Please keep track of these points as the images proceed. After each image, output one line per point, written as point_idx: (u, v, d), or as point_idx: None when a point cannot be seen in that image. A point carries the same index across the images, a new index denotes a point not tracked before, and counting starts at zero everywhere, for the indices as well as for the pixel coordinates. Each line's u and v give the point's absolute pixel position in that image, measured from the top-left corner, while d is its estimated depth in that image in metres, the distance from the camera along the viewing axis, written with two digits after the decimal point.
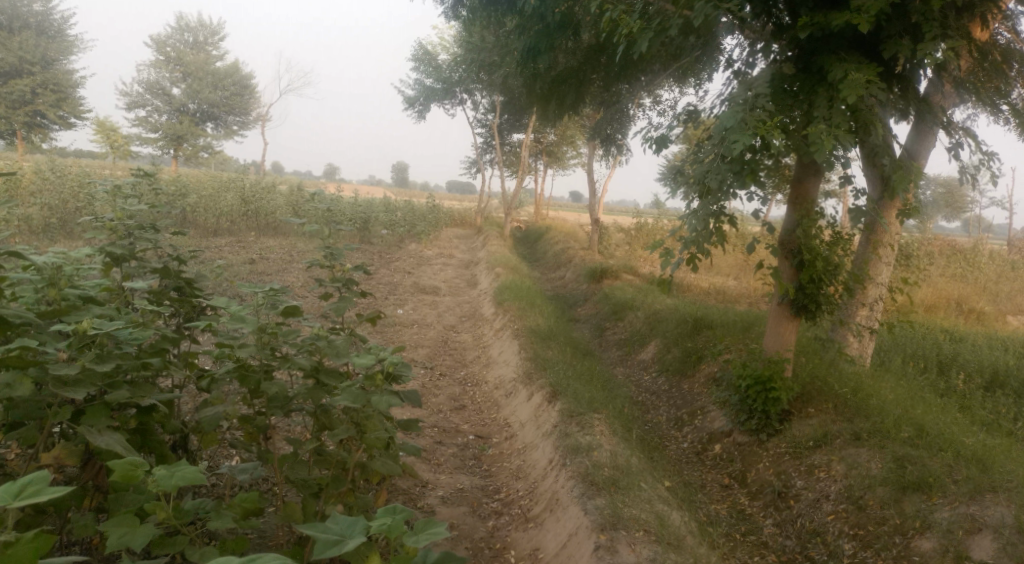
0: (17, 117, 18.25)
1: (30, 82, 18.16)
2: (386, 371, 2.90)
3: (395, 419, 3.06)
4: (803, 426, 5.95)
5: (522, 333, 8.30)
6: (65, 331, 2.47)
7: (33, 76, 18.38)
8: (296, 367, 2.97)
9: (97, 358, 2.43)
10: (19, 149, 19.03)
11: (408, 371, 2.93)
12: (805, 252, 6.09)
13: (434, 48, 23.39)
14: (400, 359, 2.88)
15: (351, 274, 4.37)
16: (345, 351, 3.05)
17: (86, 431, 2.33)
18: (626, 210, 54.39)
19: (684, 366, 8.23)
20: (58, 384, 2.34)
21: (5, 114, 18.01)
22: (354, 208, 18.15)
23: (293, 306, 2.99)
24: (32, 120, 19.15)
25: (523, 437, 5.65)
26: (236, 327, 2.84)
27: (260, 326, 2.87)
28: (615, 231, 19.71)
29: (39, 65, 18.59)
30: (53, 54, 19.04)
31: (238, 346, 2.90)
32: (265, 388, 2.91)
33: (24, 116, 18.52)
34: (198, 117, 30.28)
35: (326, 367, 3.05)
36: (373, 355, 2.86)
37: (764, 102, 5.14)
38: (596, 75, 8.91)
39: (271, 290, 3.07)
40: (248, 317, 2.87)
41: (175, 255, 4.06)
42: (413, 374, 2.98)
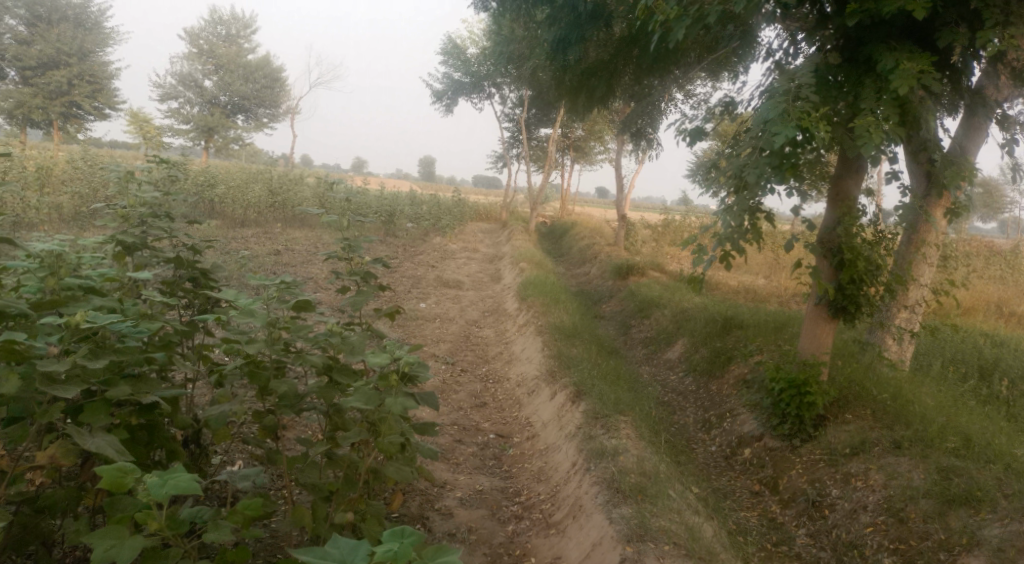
0: (53, 107, 18.92)
1: (67, 73, 18.66)
2: (401, 371, 2.74)
3: (411, 421, 2.90)
4: (839, 432, 5.69)
5: (546, 329, 8.11)
6: (57, 325, 2.35)
7: (70, 67, 18.91)
8: (309, 364, 2.82)
9: (88, 355, 2.30)
10: (55, 139, 19.68)
11: (425, 371, 2.77)
12: (845, 251, 5.82)
13: (463, 41, 23.22)
14: (416, 359, 2.72)
15: (370, 268, 4.21)
16: (361, 349, 2.90)
17: (77, 432, 2.21)
18: (651, 207, 53.77)
19: (713, 366, 7.97)
20: (45, 382, 2.21)
21: (43, 105, 18.72)
22: (379, 200, 18.10)
23: (305, 300, 2.84)
24: (69, 110, 19.84)
25: (545, 438, 5.47)
26: (246, 321, 2.70)
27: (270, 321, 2.72)
28: (641, 227, 19.41)
29: (75, 57, 19.08)
30: (90, 46, 19.74)
31: (249, 341, 2.76)
32: (274, 387, 2.76)
33: (60, 106, 19.18)
34: (228, 109, 30.55)
35: (341, 365, 2.90)
36: (388, 354, 2.69)
37: (808, 92, 4.88)
38: (627, 67, 8.63)
39: (283, 283, 2.92)
40: (257, 311, 2.73)
41: (191, 246, 3.96)
42: (431, 374, 2.81)
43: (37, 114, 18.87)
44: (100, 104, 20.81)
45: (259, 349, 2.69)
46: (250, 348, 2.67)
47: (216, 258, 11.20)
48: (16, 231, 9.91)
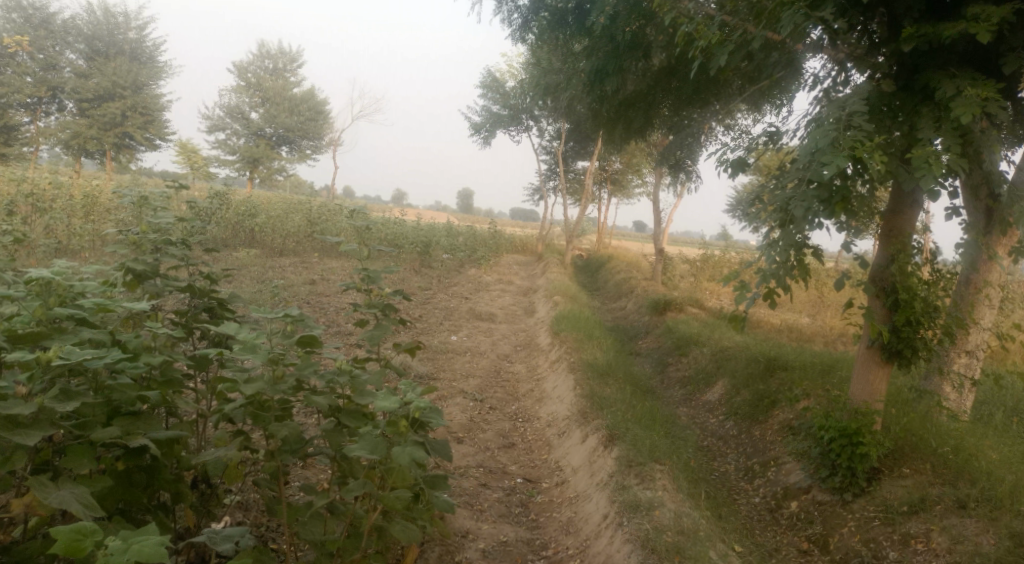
0: (107, 138, 19.75)
1: (120, 105, 19.76)
2: (412, 417, 2.49)
3: (423, 473, 2.63)
4: (895, 488, 5.25)
5: (578, 366, 7.80)
6: (28, 361, 2.26)
7: (124, 99, 20.01)
8: (314, 406, 2.59)
9: (57, 399, 2.20)
10: (107, 168, 20.58)
11: (437, 419, 2.51)
12: (900, 291, 5.43)
13: (502, 74, 23.36)
14: (429, 405, 2.47)
15: (391, 300, 4.00)
16: (372, 390, 2.66)
17: (40, 484, 2.09)
18: (688, 242, 53.05)
19: (756, 411, 7.54)
20: (8, 427, 2.12)
21: (97, 135, 19.67)
22: (416, 231, 18.11)
23: (312, 336, 2.64)
24: (121, 141, 20.77)
25: (576, 484, 5.16)
26: (246, 357, 2.50)
27: (272, 357, 2.52)
28: (679, 262, 19.02)
29: (130, 89, 20.18)
30: (144, 79, 20.93)
31: (248, 380, 2.54)
32: (274, 430, 2.50)
33: (113, 137, 19.92)
34: (273, 141, 31.14)
35: (350, 407, 2.67)
36: (398, 399, 2.44)
37: (860, 120, 4.56)
38: (666, 97, 8.40)
39: (289, 315, 2.71)
40: (260, 347, 2.53)
41: (206, 276, 3.81)
42: (446, 422, 2.56)
43: (92, 144, 19.75)
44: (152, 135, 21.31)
45: (260, 388, 2.48)
46: (249, 386, 2.46)
47: (250, 286, 11.23)
48: (57, 255, 10.08)
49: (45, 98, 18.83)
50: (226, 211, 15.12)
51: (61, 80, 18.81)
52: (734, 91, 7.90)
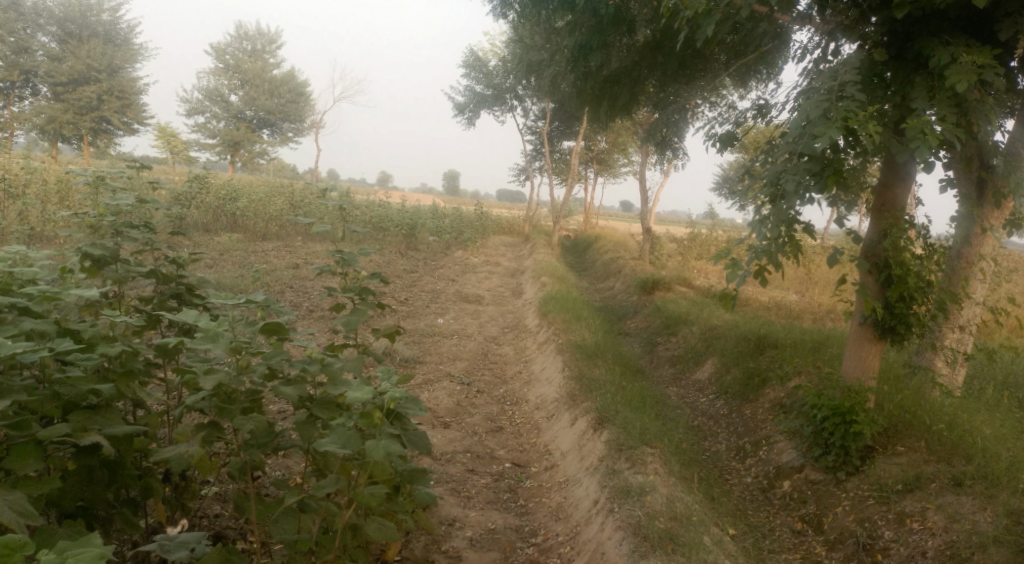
0: (83, 122, 19.47)
1: (95, 89, 19.33)
2: (388, 408, 2.34)
3: (401, 467, 2.48)
4: (889, 466, 5.17)
5: (567, 348, 7.66)
6: None
7: (99, 83, 19.61)
8: (283, 398, 2.44)
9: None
10: (84, 153, 20.17)
11: (414, 409, 2.36)
12: (893, 267, 5.31)
13: (485, 53, 22.97)
14: (404, 395, 2.31)
15: (367, 283, 3.82)
16: (345, 379, 2.50)
17: None
18: (674, 220, 52.99)
19: (746, 390, 7.45)
20: None
21: (73, 120, 19.27)
22: (401, 213, 17.86)
23: (277, 322, 2.48)
24: (98, 125, 20.36)
25: (565, 469, 5.03)
26: (205, 347, 2.33)
27: (233, 345, 2.36)
28: (666, 241, 18.90)
29: (105, 73, 19.83)
30: (119, 62, 20.43)
31: (208, 371, 2.38)
32: (239, 424, 2.35)
33: (90, 121, 19.81)
34: (254, 124, 30.62)
35: (323, 398, 2.52)
36: (371, 390, 2.28)
37: (853, 90, 4.39)
38: (652, 72, 8.12)
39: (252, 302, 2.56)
40: (219, 336, 2.37)
41: (171, 261, 3.69)
42: (425, 413, 2.41)
43: (68, 129, 19.34)
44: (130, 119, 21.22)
45: (220, 380, 2.31)
46: (207, 378, 2.29)
47: (231, 272, 11.00)
48: (31, 243, 9.82)
49: (18, 83, 18.39)
50: (206, 195, 14.81)
51: (34, 64, 18.36)
52: (721, 64, 7.70)
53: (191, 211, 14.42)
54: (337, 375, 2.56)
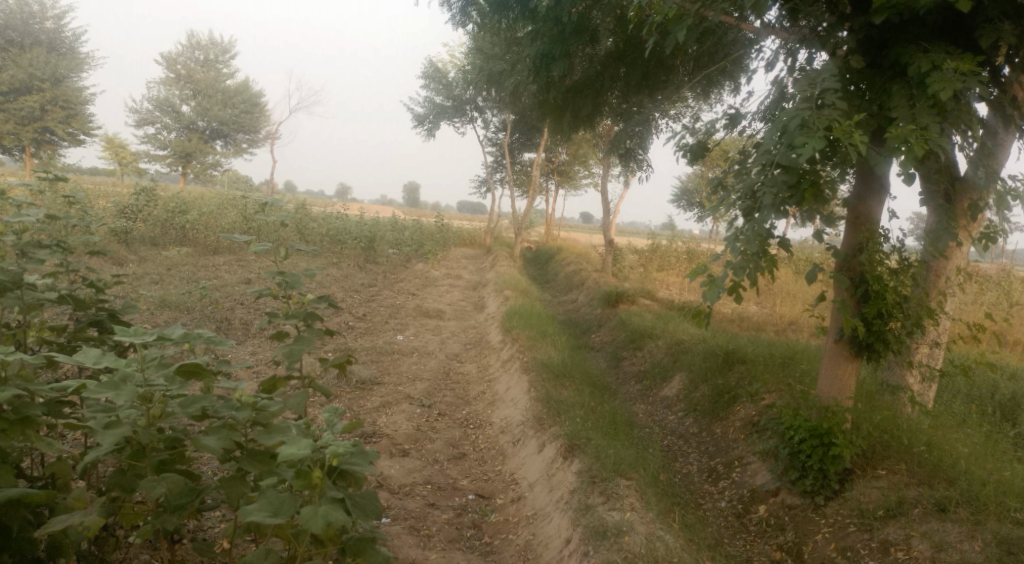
0: (25, 133, 18.62)
1: (39, 99, 18.51)
2: (330, 465, 2.11)
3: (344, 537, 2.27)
4: (869, 489, 4.97)
5: (531, 367, 7.34)
6: None
7: (43, 93, 18.80)
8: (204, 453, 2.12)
9: None
10: (26, 165, 19.24)
11: (360, 467, 2.14)
12: (872, 282, 5.14)
13: (445, 64, 22.63)
14: (349, 448, 2.07)
15: (313, 307, 3.44)
16: (282, 429, 2.22)
17: None
18: (634, 232, 53.24)
19: (715, 407, 7.22)
20: None
21: (14, 131, 18.42)
22: (359, 226, 17.36)
23: (197, 363, 2.17)
24: (40, 136, 19.39)
25: (533, 501, 4.71)
26: (106, 396, 2.01)
27: (142, 394, 2.05)
28: (628, 253, 18.76)
29: (49, 82, 19.01)
30: (65, 71, 19.55)
31: (109, 424, 2.04)
32: (149, 488, 2.04)
33: (32, 132, 18.84)
34: (207, 134, 29.70)
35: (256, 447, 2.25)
36: (313, 443, 2.04)
37: (834, 98, 4.19)
38: (615, 83, 7.78)
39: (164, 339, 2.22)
40: (124, 383, 2.06)
41: (88, 285, 3.30)
42: (374, 469, 2.18)
43: (9, 141, 18.50)
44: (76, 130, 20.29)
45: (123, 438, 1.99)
46: (107, 433, 1.98)
47: (178, 289, 10.43)
48: None
49: None
50: (153, 209, 14.11)
51: None
52: (687, 74, 7.51)
53: (136, 226, 13.70)
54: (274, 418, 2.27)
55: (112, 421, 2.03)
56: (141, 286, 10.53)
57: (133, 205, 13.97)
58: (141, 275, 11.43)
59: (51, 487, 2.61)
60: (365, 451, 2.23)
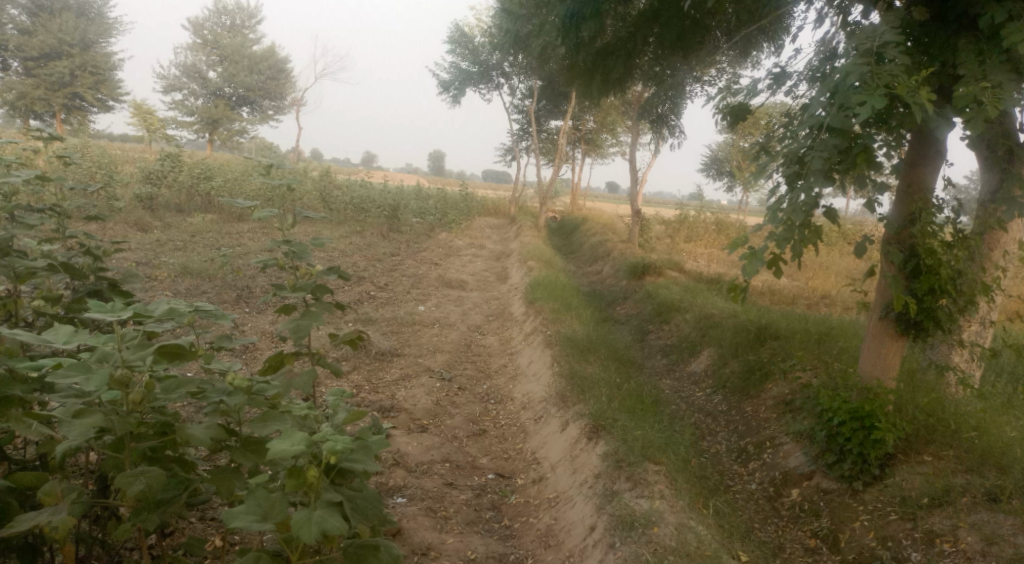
0: (56, 98, 18.74)
1: (68, 64, 18.58)
2: (328, 463, 2.04)
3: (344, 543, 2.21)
4: (911, 476, 4.69)
5: (556, 341, 7.09)
6: None
7: (72, 58, 18.83)
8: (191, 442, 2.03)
9: None
10: (57, 131, 19.45)
11: (359, 465, 2.06)
12: (924, 256, 4.80)
13: (471, 28, 22.05)
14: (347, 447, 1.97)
15: (323, 279, 3.21)
16: (275, 419, 2.10)
17: None
18: (660, 202, 52.47)
19: (747, 384, 6.92)
20: None
21: (45, 96, 18.54)
22: (382, 194, 17.15)
23: (176, 345, 2.09)
24: (71, 101, 19.52)
25: (555, 483, 4.52)
26: (74, 380, 1.95)
27: (116, 377, 2.00)
28: (655, 223, 18.35)
29: (78, 47, 19.00)
30: (93, 36, 19.52)
31: (79, 413, 1.98)
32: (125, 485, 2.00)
33: (63, 98, 18.99)
34: (234, 101, 29.60)
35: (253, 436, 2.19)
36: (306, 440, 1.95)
37: (895, 53, 3.84)
38: (647, 46, 7.35)
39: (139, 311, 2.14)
40: (96, 365, 2.01)
41: (86, 252, 3.12)
42: (375, 469, 2.10)
43: (39, 106, 18.63)
44: (104, 96, 20.40)
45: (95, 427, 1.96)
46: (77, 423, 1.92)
47: (200, 255, 10.35)
48: None
49: None
50: (179, 174, 14.01)
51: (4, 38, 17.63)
52: (724, 34, 7.05)
53: (160, 192, 13.63)
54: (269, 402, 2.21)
55: (81, 408, 1.99)
56: (163, 253, 10.46)
57: (158, 170, 13.87)
58: (164, 241, 11.36)
59: (43, 469, 2.46)
60: (368, 446, 2.14)
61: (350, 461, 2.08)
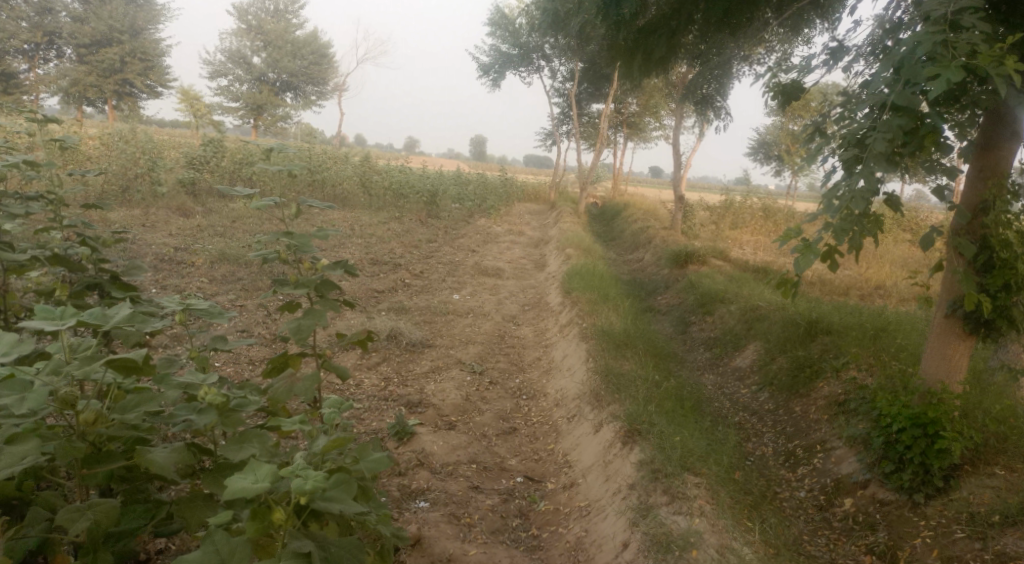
0: (107, 85, 19.12)
1: (119, 51, 18.85)
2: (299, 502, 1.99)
3: None
4: (980, 490, 4.27)
5: (591, 334, 6.78)
6: None
7: (122, 45, 19.08)
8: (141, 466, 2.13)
9: None
10: (109, 118, 19.81)
11: (331, 504, 2.00)
12: (999, 249, 4.35)
13: (512, 10, 21.61)
14: (317, 487, 1.93)
15: (331, 274, 2.98)
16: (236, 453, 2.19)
17: None
18: (706, 188, 51.12)
19: (795, 382, 6.50)
20: None
21: (97, 83, 18.86)
22: (421, 179, 16.93)
23: (128, 359, 2.02)
24: (122, 88, 19.90)
25: (588, 490, 4.25)
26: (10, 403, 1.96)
27: (58, 398, 2.06)
28: (699, 210, 17.77)
29: (128, 34, 19.22)
30: (142, 23, 19.74)
31: (17, 438, 2.01)
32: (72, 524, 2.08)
33: (114, 84, 19.41)
34: (278, 87, 29.78)
35: (224, 460, 2.32)
36: (271, 478, 1.95)
37: (973, 20, 3.41)
38: (693, 24, 6.87)
39: (91, 320, 2.05)
40: (36, 385, 2.02)
41: (80, 241, 2.94)
42: (351, 509, 2.02)
43: (92, 92, 18.95)
44: (153, 82, 20.74)
45: (27, 455, 1.97)
46: (12, 452, 1.96)
47: (237, 241, 10.29)
48: None
49: (43, 45, 17.84)
50: (221, 160, 13.97)
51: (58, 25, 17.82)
52: (775, 8, 6.57)
53: (203, 177, 13.63)
54: (243, 421, 2.26)
55: (17, 434, 2.01)
56: (202, 238, 10.41)
57: (201, 156, 13.87)
58: (204, 226, 11.34)
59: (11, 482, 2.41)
60: (346, 483, 2.07)
61: (326, 500, 2.01)
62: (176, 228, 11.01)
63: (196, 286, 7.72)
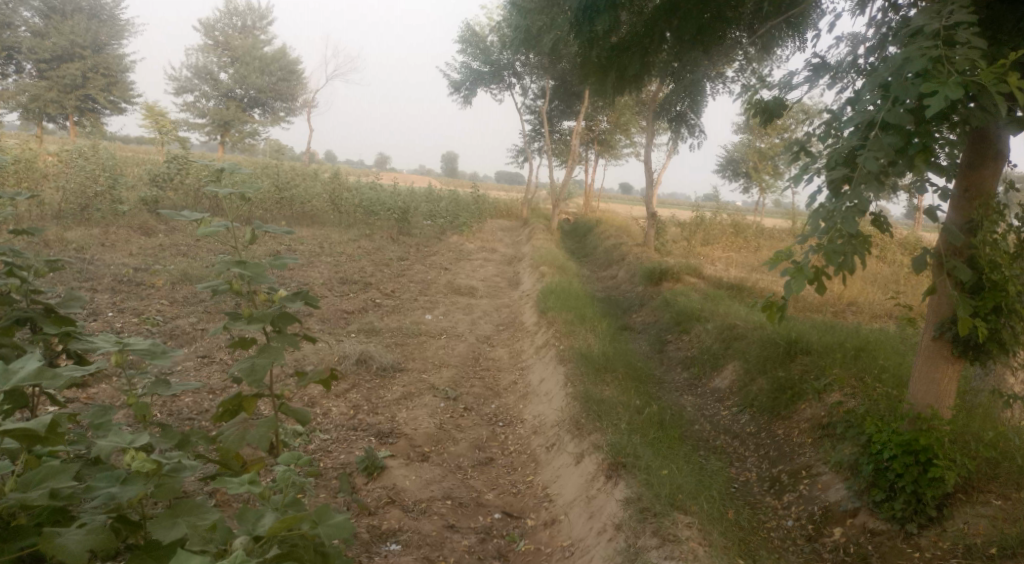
0: (68, 101, 18.53)
1: (80, 66, 18.31)
2: None
3: None
4: (975, 520, 4.13)
5: (569, 357, 6.55)
6: None
7: (83, 61, 18.54)
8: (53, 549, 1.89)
9: None
10: (69, 134, 19.20)
11: None
12: (989, 270, 4.23)
13: (483, 28, 21.52)
14: None
15: (289, 306, 2.73)
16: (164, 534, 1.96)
17: None
18: (676, 203, 51.61)
19: (776, 404, 6.35)
20: None
21: (57, 98, 18.27)
22: (392, 195, 16.63)
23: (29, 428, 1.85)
24: (83, 104, 19.30)
25: (571, 528, 4.01)
26: None
27: None
28: (671, 226, 17.72)
29: (90, 50, 18.69)
30: (105, 38, 19.22)
31: None
32: None
33: (75, 100, 18.82)
34: (246, 103, 29.30)
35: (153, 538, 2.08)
36: None
37: (968, 36, 3.30)
38: (665, 43, 6.69)
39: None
40: None
41: (10, 272, 2.70)
42: None
43: (52, 108, 18.36)
44: (116, 98, 20.23)
45: None
46: None
47: (199, 262, 9.91)
48: None
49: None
50: (185, 177, 13.53)
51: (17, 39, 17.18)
52: (750, 26, 6.46)
53: (166, 196, 13.19)
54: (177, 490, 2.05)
55: None
56: (162, 259, 10.00)
57: (163, 173, 13.41)
58: (166, 246, 10.93)
59: None
60: None
61: None
62: (136, 248, 10.58)
63: (155, 310, 7.34)
